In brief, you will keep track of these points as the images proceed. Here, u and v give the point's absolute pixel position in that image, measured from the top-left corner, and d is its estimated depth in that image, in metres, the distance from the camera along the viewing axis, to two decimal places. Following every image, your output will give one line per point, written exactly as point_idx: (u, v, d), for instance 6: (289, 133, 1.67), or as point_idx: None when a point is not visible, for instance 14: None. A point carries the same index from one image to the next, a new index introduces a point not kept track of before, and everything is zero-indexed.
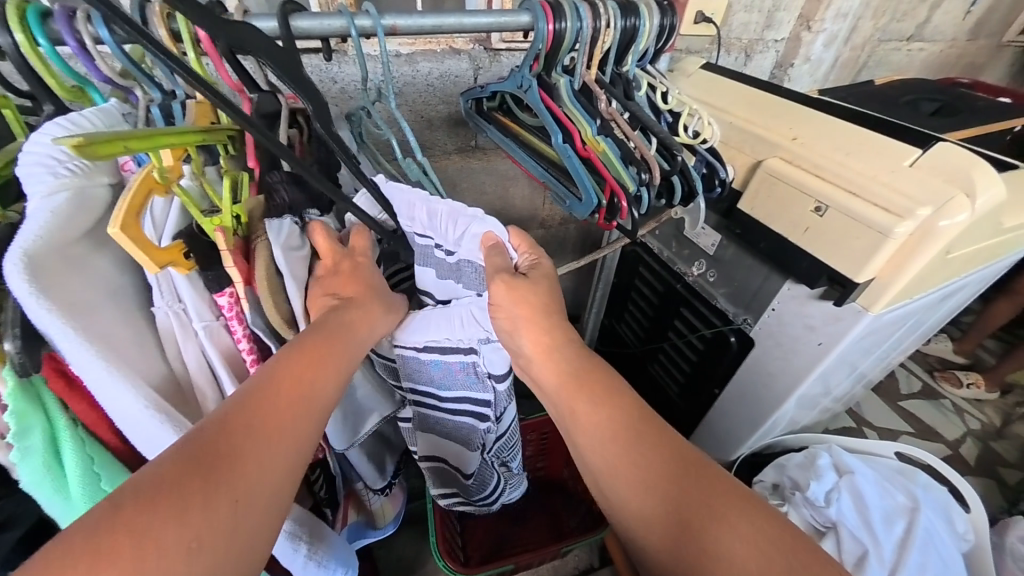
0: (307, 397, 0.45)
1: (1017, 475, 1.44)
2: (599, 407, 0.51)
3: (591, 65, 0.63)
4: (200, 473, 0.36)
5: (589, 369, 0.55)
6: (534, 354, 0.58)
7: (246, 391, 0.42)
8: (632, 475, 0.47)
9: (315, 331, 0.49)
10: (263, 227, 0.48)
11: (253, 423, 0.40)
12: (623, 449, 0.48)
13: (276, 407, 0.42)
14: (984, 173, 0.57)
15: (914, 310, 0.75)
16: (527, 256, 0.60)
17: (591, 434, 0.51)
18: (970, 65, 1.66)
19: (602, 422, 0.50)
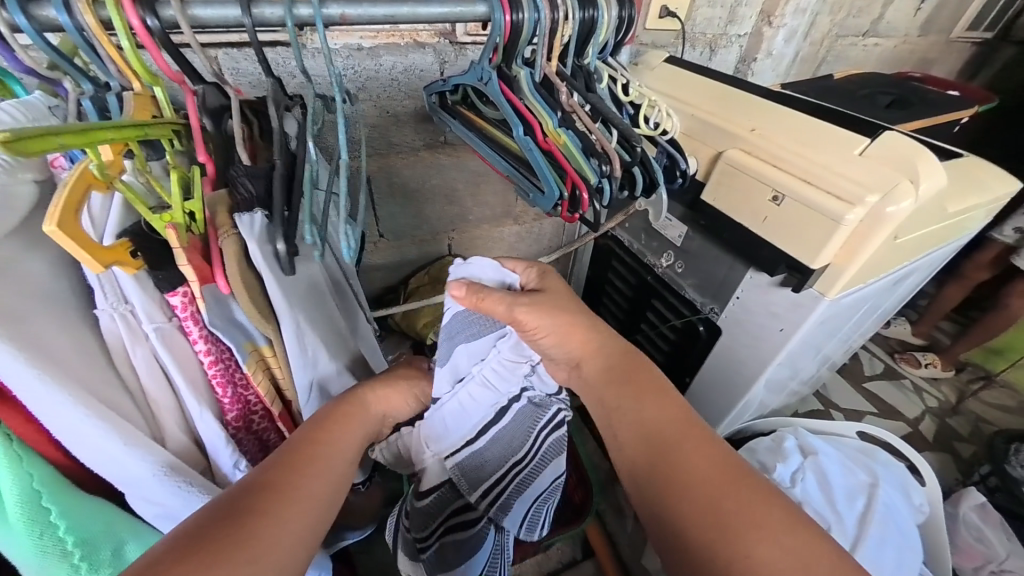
0: (330, 464, 0.48)
1: (970, 448, 1.52)
2: (645, 415, 0.56)
3: (552, 57, 0.63)
4: (232, 518, 0.39)
5: (631, 369, 0.60)
6: (584, 356, 0.61)
7: (280, 452, 0.47)
8: (669, 476, 0.51)
9: (338, 403, 0.55)
10: (231, 222, 0.42)
11: (286, 481, 0.44)
12: (663, 448, 0.53)
13: (306, 466, 0.46)
14: (927, 162, 0.59)
15: (869, 295, 0.78)
16: (529, 274, 0.64)
17: (634, 431, 0.56)
18: (921, 59, 1.74)
19: (647, 418, 0.55)
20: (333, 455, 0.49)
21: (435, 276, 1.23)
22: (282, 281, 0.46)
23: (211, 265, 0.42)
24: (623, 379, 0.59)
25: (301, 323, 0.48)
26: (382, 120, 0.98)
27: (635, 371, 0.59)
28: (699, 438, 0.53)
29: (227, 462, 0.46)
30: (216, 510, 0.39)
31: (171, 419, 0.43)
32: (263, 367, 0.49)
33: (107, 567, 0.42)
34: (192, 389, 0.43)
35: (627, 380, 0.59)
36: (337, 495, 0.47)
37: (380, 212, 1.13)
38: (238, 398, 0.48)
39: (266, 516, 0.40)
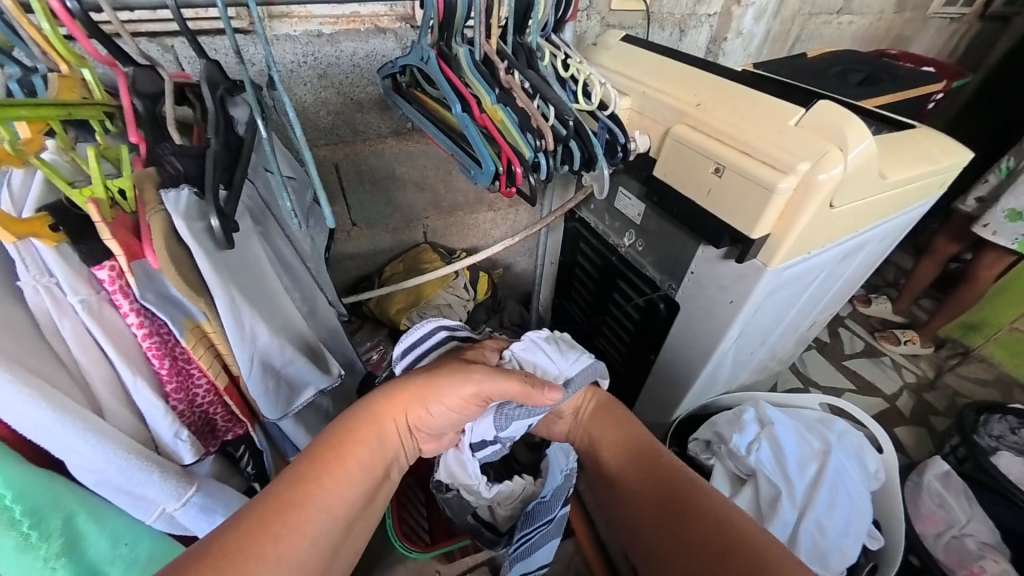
0: (325, 482, 0.49)
1: (946, 422, 1.53)
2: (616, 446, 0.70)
3: (491, 37, 0.65)
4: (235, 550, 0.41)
5: (611, 407, 0.74)
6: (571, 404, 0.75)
7: (284, 478, 0.48)
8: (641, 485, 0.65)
9: (349, 417, 0.55)
10: (157, 199, 0.43)
11: (278, 507, 0.45)
12: (637, 469, 0.66)
13: (299, 492, 0.47)
14: (855, 129, 0.62)
15: (819, 266, 0.80)
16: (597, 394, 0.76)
17: (615, 451, 0.70)
18: (898, 37, 1.73)
19: (620, 444, 0.69)
20: (337, 493, 0.49)
21: (409, 264, 1.22)
22: (213, 256, 0.47)
23: (139, 240, 0.43)
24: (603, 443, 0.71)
25: (237, 300, 0.50)
26: (345, 107, 0.95)
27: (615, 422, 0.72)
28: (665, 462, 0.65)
29: (166, 433, 0.48)
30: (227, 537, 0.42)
31: (105, 390, 0.45)
32: (204, 341, 0.51)
33: (60, 537, 0.42)
34: (123, 360, 0.45)
35: (614, 434, 0.71)
36: (337, 513, 0.48)
37: (351, 201, 1.10)
38: (177, 371, 0.50)
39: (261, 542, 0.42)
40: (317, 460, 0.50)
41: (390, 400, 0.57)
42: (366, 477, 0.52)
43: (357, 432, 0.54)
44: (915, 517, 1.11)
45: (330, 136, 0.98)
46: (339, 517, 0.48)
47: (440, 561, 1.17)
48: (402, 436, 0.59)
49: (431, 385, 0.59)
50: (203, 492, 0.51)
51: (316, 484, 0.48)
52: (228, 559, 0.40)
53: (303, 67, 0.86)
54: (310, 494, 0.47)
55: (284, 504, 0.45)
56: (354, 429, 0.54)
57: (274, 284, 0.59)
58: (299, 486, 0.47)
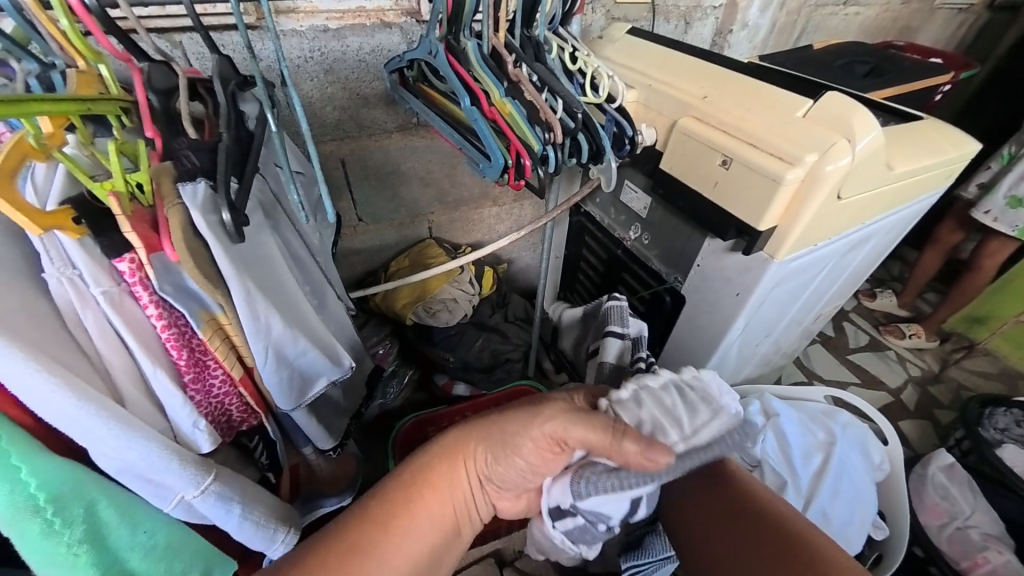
0: (392, 531, 0.52)
1: (950, 415, 1.53)
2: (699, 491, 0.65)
3: (499, 30, 0.65)
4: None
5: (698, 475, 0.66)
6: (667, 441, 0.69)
7: (354, 518, 0.52)
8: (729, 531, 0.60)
9: (427, 465, 0.56)
10: (175, 193, 0.44)
11: (346, 550, 0.49)
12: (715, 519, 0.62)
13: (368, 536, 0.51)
14: (862, 119, 0.62)
15: (824, 258, 0.80)
16: None
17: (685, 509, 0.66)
18: (904, 28, 1.71)
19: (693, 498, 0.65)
20: (402, 545, 0.52)
21: (414, 259, 1.23)
22: (228, 248, 0.48)
23: (158, 233, 0.44)
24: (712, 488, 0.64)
25: (253, 291, 0.51)
26: (351, 103, 0.96)
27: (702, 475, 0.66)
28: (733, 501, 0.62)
29: (185, 423, 0.49)
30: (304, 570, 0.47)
31: (125, 381, 0.46)
32: (219, 333, 0.52)
33: (82, 524, 0.43)
34: (144, 351, 0.46)
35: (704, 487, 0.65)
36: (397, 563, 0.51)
37: (357, 196, 1.11)
38: (194, 362, 0.51)
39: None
40: (389, 509, 0.53)
41: (459, 449, 0.58)
42: (431, 527, 0.54)
43: (428, 480, 0.56)
44: (919, 508, 1.12)
45: (336, 131, 0.98)
46: (401, 565, 0.51)
47: None
48: (471, 487, 0.58)
49: (506, 433, 0.56)
50: (221, 482, 0.52)
51: (384, 533, 0.51)
52: None
53: (309, 62, 0.87)
54: (374, 548, 0.50)
55: (352, 549, 0.50)
56: (427, 481, 0.55)
57: (287, 277, 0.60)
58: (370, 532, 0.51)
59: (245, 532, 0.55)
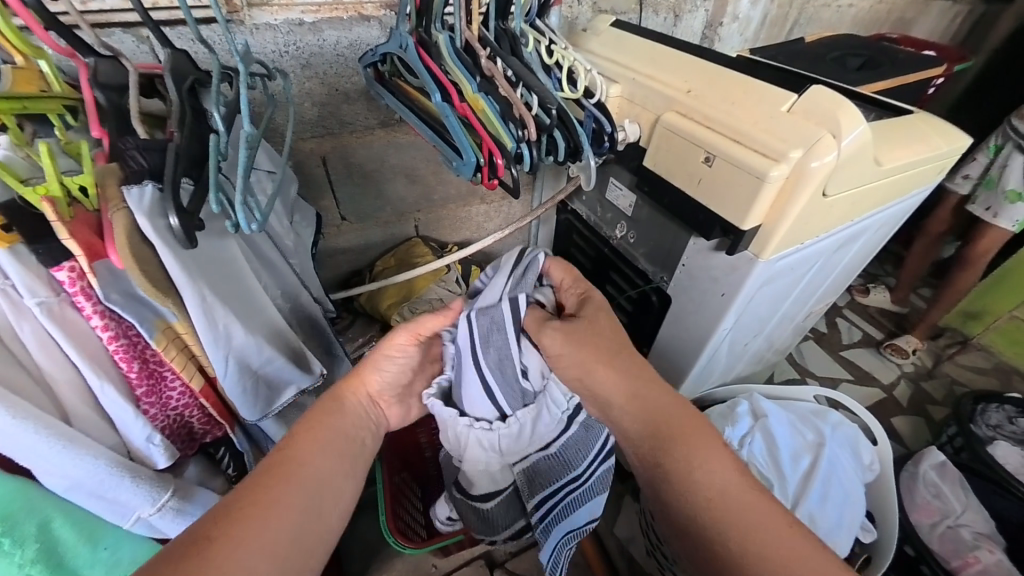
0: (306, 451, 0.53)
1: (944, 411, 1.52)
2: (655, 416, 0.55)
3: (472, 22, 0.63)
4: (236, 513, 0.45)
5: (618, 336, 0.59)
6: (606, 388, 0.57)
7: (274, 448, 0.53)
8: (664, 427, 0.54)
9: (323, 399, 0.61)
10: (118, 195, 0.41)
11: (268, 477, 0.49)
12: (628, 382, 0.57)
13: (285, 458, 0.52)
14: (849, 114, 0.60)
15: (812, 257, 0.78)
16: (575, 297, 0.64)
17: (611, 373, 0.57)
18: (899, 20, 1.68)
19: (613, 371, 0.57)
20: (320, 458, 0.53)
21: (400, 259, 1.20)
22: (179, 252, 0.46)
23: (102, 239, 0.41)
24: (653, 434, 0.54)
25: (209, 298, 0.49)
26: (330, 98, 0.92)
27: (604, 336, 0.59)
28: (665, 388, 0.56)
29: (139, 436, 0.47)
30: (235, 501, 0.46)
31: (70, 394, 0.44)
32: (176, 343, 0.50)
33: (34, 544, 0.41)
34: (88, 363, 0.43)
35: (657, 408, 0.55)
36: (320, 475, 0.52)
37: (340, 195, 1.08)
38: (148, 373, 0.49)
39: (259, 500, 0.47)
40: (298, 432, 0.55)
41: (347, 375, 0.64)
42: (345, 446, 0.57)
43: (330, 405, 0.60)
44: (910, 507, 1.11)
45: (315, 128, 0.95)
46: (323, 477, 0.52)
47: (436, 555, 1.17)
48: (366, 409, 0.63)
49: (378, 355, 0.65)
50: (180, 497, 0.51)
51: (303, 456, 0.53)
52: (228, 518, 0.44)
53: (284, 57, 0.83)
54: (297, 461, 0.52)
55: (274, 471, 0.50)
56: (329, 409, 0.59)
57: (250, 283, 0.57)
58: (282, 453, 0.52)
59: None
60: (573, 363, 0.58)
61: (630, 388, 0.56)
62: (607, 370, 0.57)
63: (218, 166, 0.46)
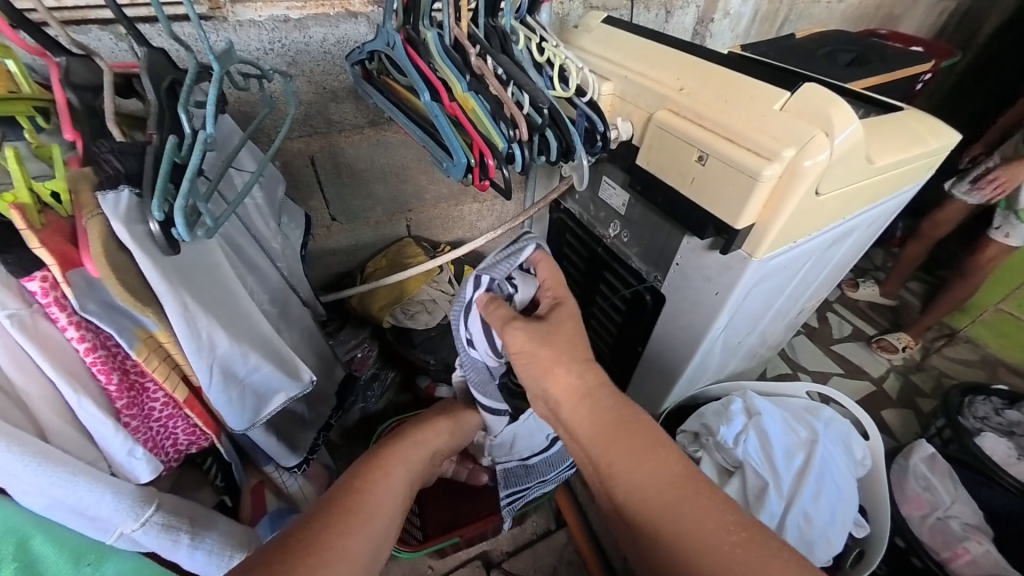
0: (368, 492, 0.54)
1: (932, 404, 1.54)
2: (592, 416, 0.57)
3: (461, 19, 0.62)
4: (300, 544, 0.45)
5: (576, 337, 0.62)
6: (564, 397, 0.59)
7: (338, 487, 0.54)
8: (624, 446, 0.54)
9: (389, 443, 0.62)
10: (92, 200, 0.40)
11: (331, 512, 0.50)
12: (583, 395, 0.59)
13: (349, 496, 0.52)
14: (841, 111, 0.59)
15: (805, 254, 0.78)
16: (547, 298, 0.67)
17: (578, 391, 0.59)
18: (888, 16, 1.68)
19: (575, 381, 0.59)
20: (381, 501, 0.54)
21: (392, 259, 1.18)
22: (158, 259, 0.44)
23: (76, 247, 0.40)
24: (591, 429, 0.57)
25: (191, 307, 0.47)
26: (317, 97, 0.90)
27: (566, 336, 0.62)
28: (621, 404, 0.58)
29: (120, 450, 0.46)
30: (299, 532, 0.47)
31: (45, 409, 0.42)
32: (158, 352, 0.48)
33: (13, 562, 0.39)
34: (64, 377, 0.42)
35: (605, 410, 0.57)
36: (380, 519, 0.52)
37: (329, 195, 1.06)
38: (129, 385, 0.48)
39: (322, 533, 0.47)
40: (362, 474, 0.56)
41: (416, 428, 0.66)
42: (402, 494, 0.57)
43: (394, 451, 0.61)
44: (901, 500, 1.12)
45: (302, 127, 0.93)
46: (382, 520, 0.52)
47: (431, 556, 1.16)
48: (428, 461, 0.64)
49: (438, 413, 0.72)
50: (165, 510, 0.49)
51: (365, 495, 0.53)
52: (293, 550, 0.45)
53: (269, 55, 0.81)
54: (358, 501, 0.52)
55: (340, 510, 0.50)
56: (391, 454, 0.60)
57: (236, 289, 0.56)
58: (349, 493, 0.53)
59: (195, 560, 0.52)
60: (530, 358, 0.60)
61: (583, 389, 0.59)
62: (561, 370, 0.60)
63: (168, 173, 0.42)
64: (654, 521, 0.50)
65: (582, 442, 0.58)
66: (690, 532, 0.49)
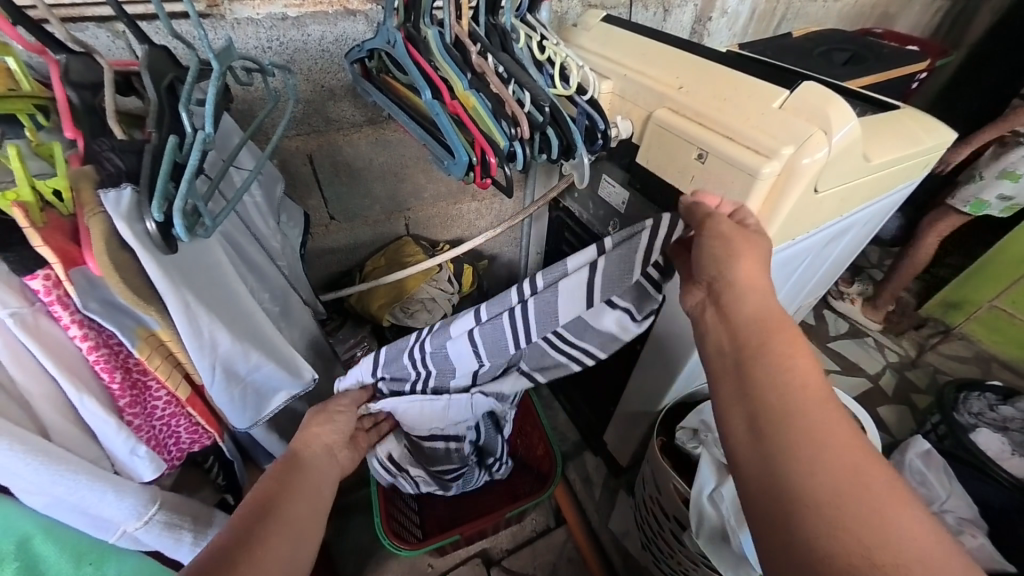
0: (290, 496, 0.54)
1: (928, 400, 1.56)
2: (755, 315, 0.49)
3: (461, 18, 0.62)
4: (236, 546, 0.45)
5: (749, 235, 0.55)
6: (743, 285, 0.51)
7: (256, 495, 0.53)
8: (752, 368, 0.46)
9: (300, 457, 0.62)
10: (94, 199, 0.40)
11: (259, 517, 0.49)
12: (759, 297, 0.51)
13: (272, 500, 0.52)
14: (839, 110, 0.60)
15: (802, 252, 0.79)
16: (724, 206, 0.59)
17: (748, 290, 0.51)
18: (883, 15, 1.69)
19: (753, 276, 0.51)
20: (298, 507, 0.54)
21: (390, 258, 1.18)
22: (161, 258, 0.44)
23: (78, 246, 0.40)
24: (754, 336, 0.48)
25: (193, 306, 0.47)
26: (315, 96, 0.90)
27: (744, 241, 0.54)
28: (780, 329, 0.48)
29: (123, 449, 0.46)
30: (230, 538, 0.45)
31: (47, 407, 0.42)
32: (160, 351, 0.48)
33: (14, 561, 0.40)
34: (66, 375, 0.42)
35: (770, 312, 0.49)
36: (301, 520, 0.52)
37: (328, 194, 1.05)
38: (132, 384, 0.48)
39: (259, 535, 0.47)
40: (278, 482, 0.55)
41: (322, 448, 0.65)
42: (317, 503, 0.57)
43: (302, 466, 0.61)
44: None
45: (301, 126, 0.93)
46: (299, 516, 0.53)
47: (432, 554, 1.17)
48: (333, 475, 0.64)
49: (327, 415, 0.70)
50: (168, 509, 0.49)
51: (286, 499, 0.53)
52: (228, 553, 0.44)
53: (267, 52, 0.81)
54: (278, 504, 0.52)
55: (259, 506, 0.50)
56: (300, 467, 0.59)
57: (238, 288, 0.56)
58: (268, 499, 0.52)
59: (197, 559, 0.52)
60: (718, 242, 0.53)
61: (761, 286, 0.51)
62: (750, 261, 0.52)
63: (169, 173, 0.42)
64: (787, 452, 0.40)
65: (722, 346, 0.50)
66: (850, 502, 0.37)
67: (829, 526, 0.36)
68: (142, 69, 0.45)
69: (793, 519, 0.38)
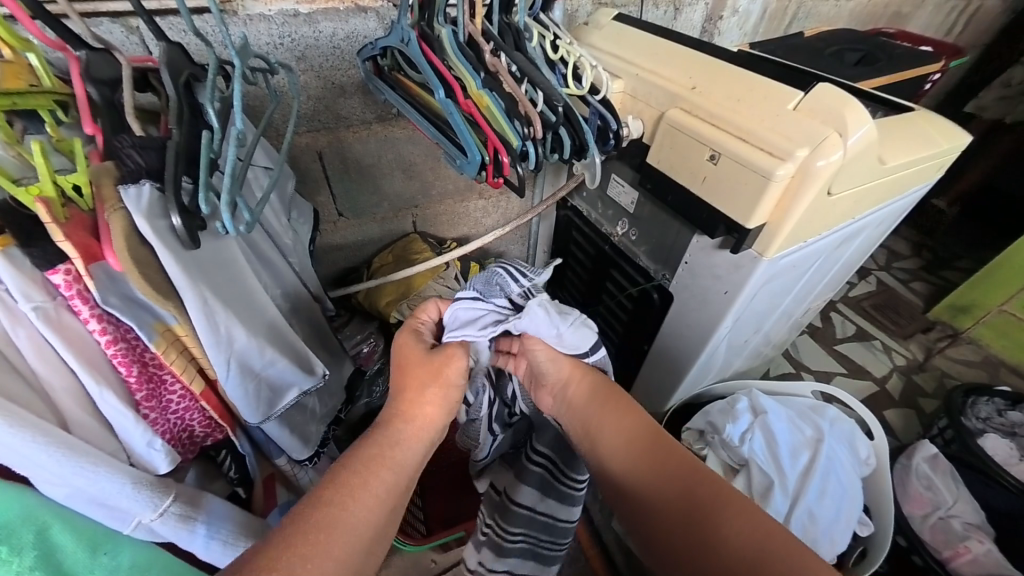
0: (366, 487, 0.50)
1: (934, 404, 1.54)
2: (588, 395, 0.73)
3: (475, 16, 0.62)
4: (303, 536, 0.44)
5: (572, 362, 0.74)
6: (572, 377, 0.74)
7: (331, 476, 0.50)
8: (595, 443, 0.71)
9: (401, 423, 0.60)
10: (116, 196, 0.40)
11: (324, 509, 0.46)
12: (583, 386, 0.74)
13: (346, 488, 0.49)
14: (855, 112, 0.59)
15: (814, 254, 0.78)
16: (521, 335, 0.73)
17: (575, 388, 0.74)
18: (895, 14, 1.65)
19: (580, 381, 0.74)
20: (367, 504, 0.49)
21: (398, 255, 1.19)
22: (179, 253, 0.45)
23: (99, 241, 0.40)
24: (594, 413, 0.72)
25: (210, 302, 0.48)
26: (324, 92, 0.90)
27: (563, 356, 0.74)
28: (611, 403, 0.71)
29: (140, 442, 0.46)
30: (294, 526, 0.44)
31: (66, 400, 0.43)
32: (176, 345, 0.49)
33: (32, 551, 0.39)
34: (87, 368, 0.43)
35: (598, 389, 0.73)
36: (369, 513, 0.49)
37: (337, 190, 1.06)
38: (148, 378, 0.48)
39: (323, 533, 0.44)
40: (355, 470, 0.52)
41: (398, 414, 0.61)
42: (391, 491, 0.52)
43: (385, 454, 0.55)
44: (903, 499, 1.13)
45: (311, 122, 0.93)
46: (363, 539, 0.47)
47: (436, 551, 1.17)
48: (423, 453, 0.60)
49: (417, 381, 0.63)
50: (181, 502, 0.50)
51: (360, 490, 0.50)
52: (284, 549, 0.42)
53: (278, 49, 0.81)
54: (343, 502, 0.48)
55: (327, 506, 0.47)
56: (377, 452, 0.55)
57: (251, 284, 0.56)
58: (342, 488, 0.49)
59: (212, 552, 0.53)
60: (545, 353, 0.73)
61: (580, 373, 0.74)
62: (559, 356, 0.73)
63: (198, 173, 0.42)
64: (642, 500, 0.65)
65: (578, 411, 0.74)
66: (682, 523, 0.60)
67: (677, 542, 0.61)
68: (159, 63, 0.45)
69: (659, 537, 0.63)
